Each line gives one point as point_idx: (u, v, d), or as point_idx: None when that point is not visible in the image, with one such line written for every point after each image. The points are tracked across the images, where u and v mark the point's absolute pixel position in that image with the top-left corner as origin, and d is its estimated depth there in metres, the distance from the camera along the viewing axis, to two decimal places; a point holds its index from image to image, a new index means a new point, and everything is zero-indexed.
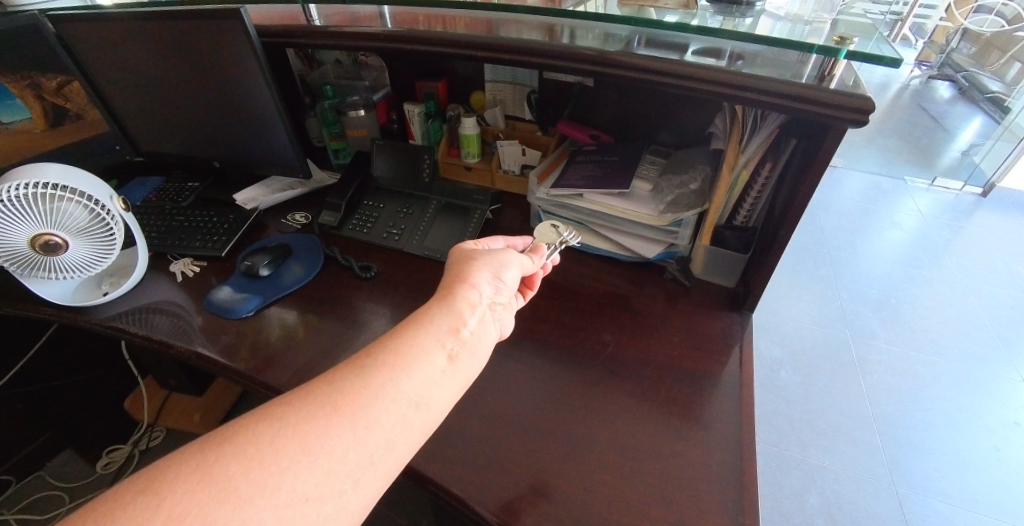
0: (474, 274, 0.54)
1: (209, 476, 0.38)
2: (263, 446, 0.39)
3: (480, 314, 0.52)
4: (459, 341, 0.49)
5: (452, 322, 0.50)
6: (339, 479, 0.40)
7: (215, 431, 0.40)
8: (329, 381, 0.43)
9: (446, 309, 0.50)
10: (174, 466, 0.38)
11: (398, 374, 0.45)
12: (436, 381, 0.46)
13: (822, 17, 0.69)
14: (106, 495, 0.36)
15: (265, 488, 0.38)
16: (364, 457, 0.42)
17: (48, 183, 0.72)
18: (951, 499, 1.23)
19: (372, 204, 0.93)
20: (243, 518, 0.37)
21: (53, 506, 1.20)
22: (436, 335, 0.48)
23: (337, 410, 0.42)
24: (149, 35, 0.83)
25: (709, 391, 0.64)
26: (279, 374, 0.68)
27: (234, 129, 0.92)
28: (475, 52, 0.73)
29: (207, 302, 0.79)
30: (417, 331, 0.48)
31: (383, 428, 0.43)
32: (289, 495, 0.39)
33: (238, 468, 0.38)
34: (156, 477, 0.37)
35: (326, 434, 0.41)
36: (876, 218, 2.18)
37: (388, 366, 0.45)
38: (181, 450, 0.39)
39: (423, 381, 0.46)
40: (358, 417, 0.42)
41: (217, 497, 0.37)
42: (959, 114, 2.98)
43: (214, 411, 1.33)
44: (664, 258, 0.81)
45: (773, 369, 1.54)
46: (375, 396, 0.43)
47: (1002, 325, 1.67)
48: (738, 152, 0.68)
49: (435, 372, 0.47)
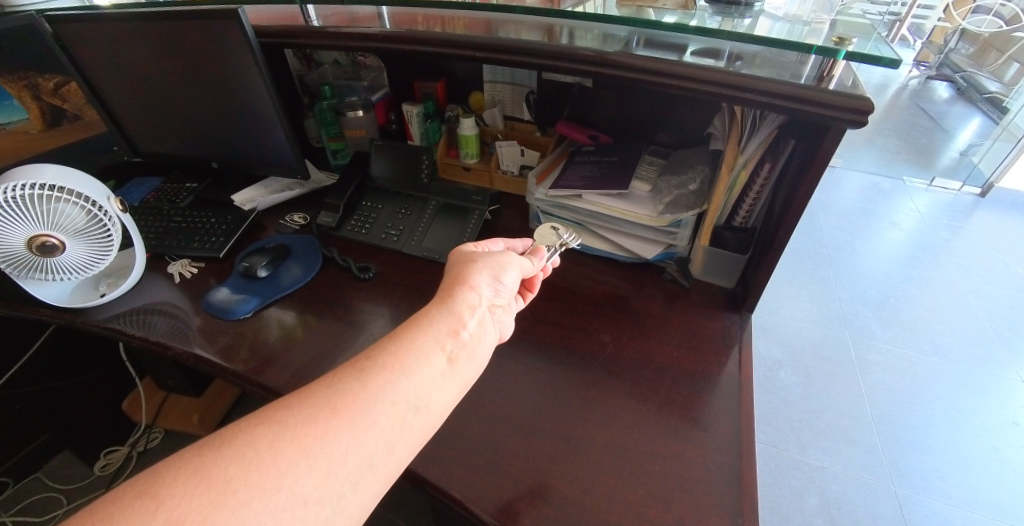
0: (474, 276, 0.54)
1: (208, 479, 0.38)
2: (262, 448, 0.39)
3: (480, 316, 0.52)
4: (459, 343, 0.49)
5: (452, 324, 0.50)
6: (338, 481, 0.40)
7: (214, 433, 0.40)
8: (328, 383, 0.43)
9: (446, 311, 0.50)
10: (172, 468, 0.38)
11: (398, 377, 0.45)
12: (435, 383, 0.46)
13: (821, 18, 0.69)
14: (104, 499, 0.36)
15: (264, 491, 0.38)
16: (363, 460, 0.42)
17: (45, 184, 0.72)
18: (950, 499, 1.23)
19: (371, 204, 0.93)
20: (242, 521, 0.37)
21: (50, 508, 1.20)
22: (436, 336, 0.48)
23: (336, 413, 0.42)
24: (146, 35, 0.83)
25: (708, 392, 0.64)
26: (277, 375, 0.68)
27: (232, 130, 0.92)
28: (474, 53, 0.72)
29: (205, 303, 0.78)
30: (417, 333, 0.48)
31: (383, 430, 0.43)
32: (288, 498, 0.38)
33: (237, 471, 0.38)
34: (155, 480, 0.37)
35: (325, 437, 0.41)
36: (875, 218, 2.18)
37: (388, 368, 0.45)
38: (179, 453, 0.38)
39: (423, 383, 0.45)
40: (357, 420, 0.42)
41: (217, 501, 0.37)
42: (958, 114, 2.98)
43: (213, 412, 1.33)
44: (662, 259, 0.80)
45: (772, 369, 1.54)
46: (375, 399, 0.43)
47: (1001, 325, 1.68)
48: (737, 153, 0.68)
49: (435, 375, 0.46)
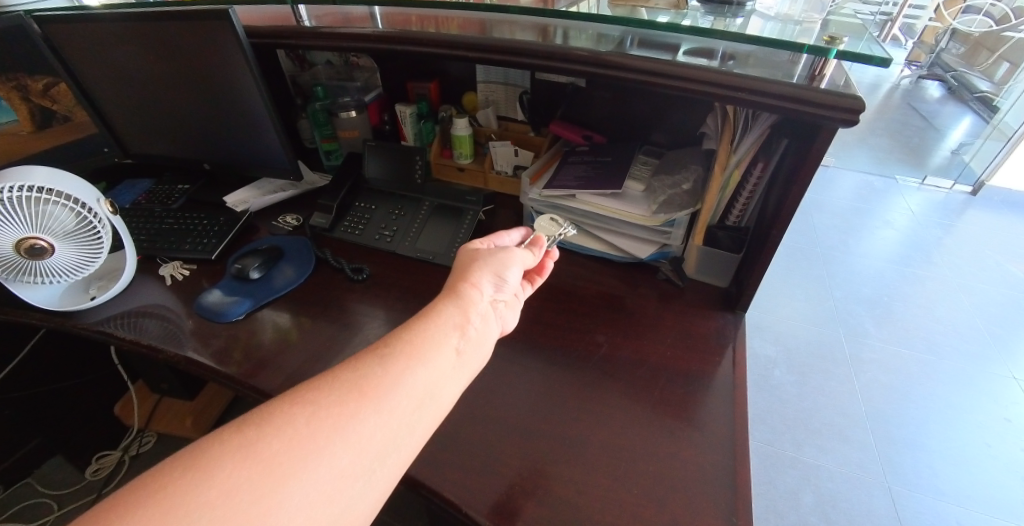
0: (478, 273, 0.54)
1: (228, 468, 0.37)
2: (280, 436, 0.38)
3: (485, 311, 0.52)
4: (467, 336, 0.49)
5: (460, 318, 0.49)
6: (357, 471, 0.40)
7: (232, 423, 0.39)
8: (342, 373, 0.43)
9: (453, 305, 0.50)
10: (186, 461, 0.37)
11: (412, 366, 0.44)
12: (447, 373, 0.46)
13: (813, 17, 0.69)
14: (119, 494, 0.35)
15: (286, 478, 0.37)
16: (381, 448, 0.41)
17: (33, 186, 0.71)
18: (944, 496, 1.24)
19: (364, 205, 0.92)
20: (265, 509, 0.36)
21: (41, 514, 1.19)
22: (447, 328, 0.48)
23: (353, 401, 0.41)
24: (137, 36, 0.82)
25: (702, 392, 0.64)
26: (270, 378, 0.67)
27: (224, 131, 0.91)
28: (467, 53, 0.72)
29: (197, 306, 0.78)
30: (427, 325, 0.47)
31: (399, 418, 0.42)
32: (310, 485, 0.38)
33: (258, 459, 0.37)
34: (171, 472, 0.36)
35: (342, 424, 0.40)
36: (869, 217, 2.19)
37: (401, 357, 0.44)
38: (189, 448, 0.37)
39: (436, 373, 0.45)
40: (376, 406, 0.41)
41: (236, 491, 0.36)
42: (949, 113, 3.00)
43: (206, 416, 1.32)
44: (656, 259, 0.80)
45: (767, 368, 1.54)
46: (389, 388, 0.42)
47: (993, 323, 1.69)
48: (730, 152, 0.69)
49: (446, 365, 0.46)
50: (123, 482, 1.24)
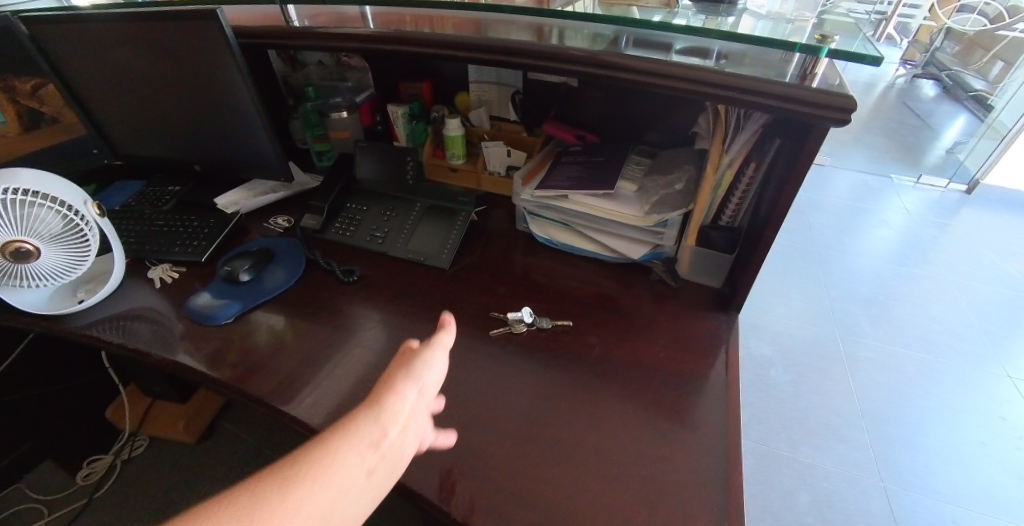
0: (406, 375, 0.47)
1: None
2: None
3: (407, 421, 0.45)
4: (380, 455, 0.42)
5: (375, 434, 0.42)
6: None
7: None
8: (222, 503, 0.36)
9: (369, 417, 0.43)
10: None
11: (303, 497, 0.38)
12: (348, 502, 0.40)
13: (805, 16, 0.69)
14: None
15: None
16: None
17: (19, 188, 0.70)
18: (940, 495, 1.24)
19: (356, 206, 0.91)
20: None
21: (32, 519, 1.17)
22: (360, 447, 0.41)
23: None
24: (125, 36, 0.81)
25: (696, 393, 0.63)
26: (260, 381, 0.67)
27: (214, 132, 0.91)
28: (460, 53, 0.72)
29: (186, 309, 0.77)
30: (331, 446, 0.41)
31: None
32: None
33: None
34: None
35: None
36: (864, 216, 2.19)
37: (293, 485, 0.38)
38: None
39: (333, 503, 0.39)
40: None
41: None
42: (944, 112, 3.01)
43: (200, 419, 1.32)
44: (650, 259, 0.80)
45: (763, 368, 1.54)
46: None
47: (988, 321, 1.69)
48: (722, 152, 0.68)
49: (345, 495, 0.39)
50: (115, 486, 1.23)
